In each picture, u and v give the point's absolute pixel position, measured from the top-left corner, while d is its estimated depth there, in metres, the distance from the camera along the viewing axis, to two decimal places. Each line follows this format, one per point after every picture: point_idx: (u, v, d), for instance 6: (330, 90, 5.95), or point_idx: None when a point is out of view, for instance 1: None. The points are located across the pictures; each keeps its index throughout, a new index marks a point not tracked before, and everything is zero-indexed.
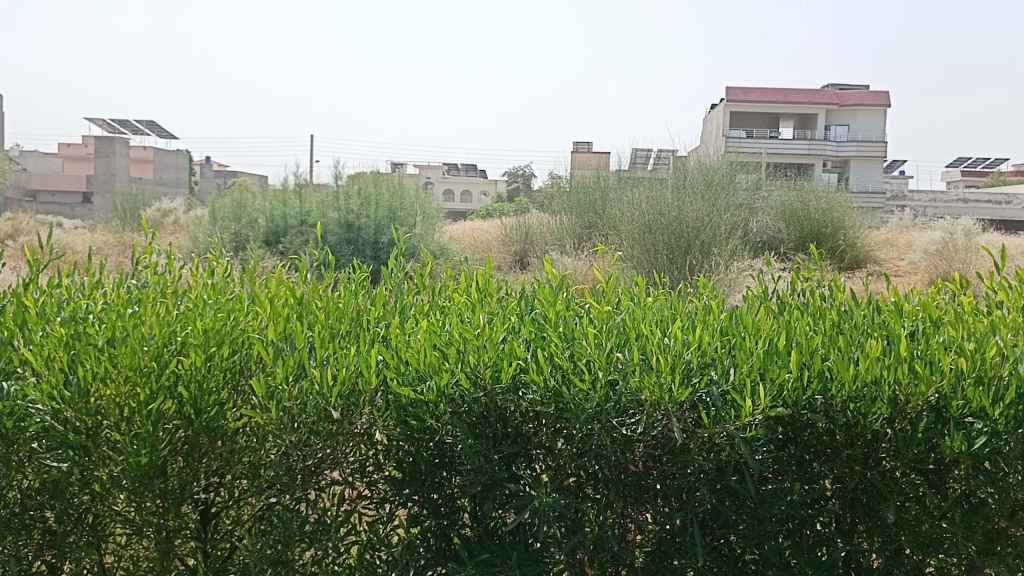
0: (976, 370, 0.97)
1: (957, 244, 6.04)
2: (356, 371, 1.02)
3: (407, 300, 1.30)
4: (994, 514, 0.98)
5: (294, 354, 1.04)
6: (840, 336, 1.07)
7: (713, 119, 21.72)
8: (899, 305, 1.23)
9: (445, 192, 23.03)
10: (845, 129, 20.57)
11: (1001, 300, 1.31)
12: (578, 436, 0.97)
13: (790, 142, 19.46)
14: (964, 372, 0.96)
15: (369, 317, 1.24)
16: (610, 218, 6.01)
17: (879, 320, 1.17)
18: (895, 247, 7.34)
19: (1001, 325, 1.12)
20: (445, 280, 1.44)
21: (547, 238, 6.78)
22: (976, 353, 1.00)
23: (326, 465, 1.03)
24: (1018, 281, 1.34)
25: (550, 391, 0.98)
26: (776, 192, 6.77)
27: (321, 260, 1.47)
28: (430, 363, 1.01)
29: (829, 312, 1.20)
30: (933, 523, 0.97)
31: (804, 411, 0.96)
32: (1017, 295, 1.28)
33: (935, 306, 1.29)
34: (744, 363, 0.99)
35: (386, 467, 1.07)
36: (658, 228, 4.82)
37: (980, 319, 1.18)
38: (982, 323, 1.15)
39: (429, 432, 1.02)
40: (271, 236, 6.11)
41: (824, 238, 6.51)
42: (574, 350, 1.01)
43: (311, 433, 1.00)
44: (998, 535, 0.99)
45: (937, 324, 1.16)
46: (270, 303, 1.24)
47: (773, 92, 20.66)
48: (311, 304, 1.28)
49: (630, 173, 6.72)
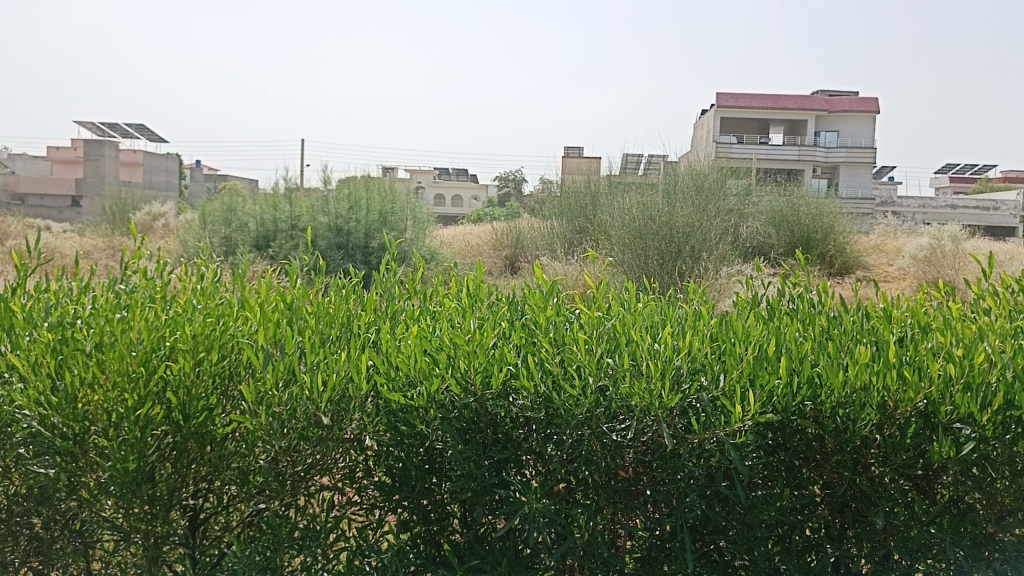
0: (965, 376, 0.96)
1: (945, 250, 6.07)
2: (346, 376, 1.02)
3: (397, 306, 1.30)
4: (982, 519, 0.98)
5: (284, 358, 1.04)
6: (828, 342, 1.07)
7: (703, 125, 21.79)
8: (887, 310, 1.24)
9: (436, 198, 23.02)
10: (834, 134, 20.85)
11: (989, 305, 1.32)
12: (569, 442, 0.97)
13: (780, 148, 19.54)
14: (952, 378, 0.96)
15: (359, 321, 1.24)
16: (601, 223, 6.02)
17: (868, 326, 1.17)
18: (884, 253, 7.37)
19: (989, 331, 1.12)
20: (435, 284, 1.43)
21: (538, 242, 6.78)
22: (965, 359, 1.00)
23: (315, 471, 1.04)
24: (1005, 287, 1.34)
25: (541, 397, 0.97)
26: (766, 198, 6.80)
27: (311, 265, 1.46)
28: (420, 370, 1.01)
29: (818, 318, 1.20)
30: (921, 529, 0.97)
31: (794, 416, 0.96)
32: (1004, 302, 1.28)
33: (923, 311, 1.29)
34: (735, 368, 0.98)
35: (376, 473, 1.07)
36: (649, 233, 4.82)
37: (968, 325, 1.19)
38: (970, 329, 1.15)
39: (419, 438, 1.02)
40: (261, 239, 6.08)
41: (812, 244, 6.54)
42: (564, 356, 1.01)
43: (301, 438, 1.00)
44: (985, 540, 0.98)
45: (926, 329, 1.16)
46: (259, 308, 1.24)
47: (762, 97, 20.73)
48: (301, 308, 1.27)
49: (620, 179, 6.72)
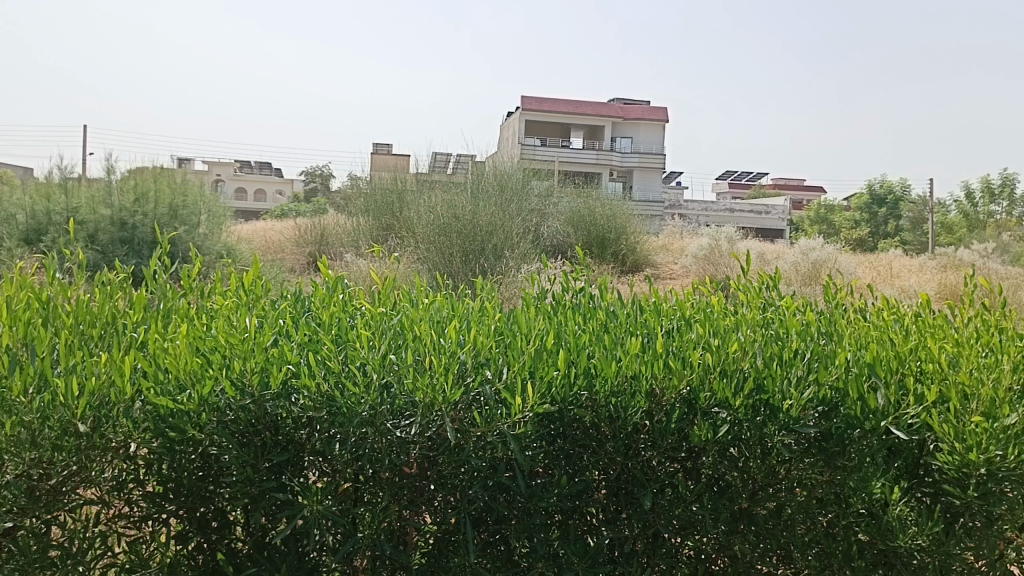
0: (721, 363, 1.05)
1: (722, 250, 6.63)
2: (108, 381, 0.95)
3: (171, 305, 1.23)
4: (739, 496, 1.05)
5: (35, 362, 0.95)
6: (604, 335, 1.12)
7: (509, 127, 22.32)
8: (658, 304, 1.32)
9: (236, 191, 21.94)
10: (628, 140, 22.08)
11: (743, 297, 1.45)
12: (351, 440, 0.95)
13: (581, 151, 20.40)
14: (711, 366, 1.05)
15: (127, 322, 1.15)
16: (406, 220, 6.01)
17: (640, 318, 1.25)
18: (670, 252, 7.90)
19: (744, 322, 1.23)
20: (215, 281, 1.36)
21: (343, 239, 6.66)
22: (723, 349, 1.09)
23: (73, 484, 0.95)
24: (758, 282, 1.48)
25: (322, 396, 0.95)
26: (566, 199, 7.08)
27: (75, 262, 1.34)
28: (192, 371, 0.96)
29: (596, 311, 1.27)
30: (686, 507, 1.04)
31: (571, 405, 1.00)
32: (755, 295, 1.42)
33: (689, 304, 1.40)
34: (517, 362, 1.01)
35: (146, 482, 1.00)
36: (452, 231, 4.85)
37: (727, 316, 1.29)
38: (728, 320, 1.26)
39: (191, 444, 0.96)
40: (31, 233, 5.52)
41: (608, 243, 6.89)
42: (347, 353, 1.00)
43: (54, 450, 0.91)
44: (741, 514, 1.07)
45: (691, 321, 1.25)
46: (9, 308, 1.12)
47: (562, 102, 21.53)
48: (59, 307, 1.16)
49: (426, 176, 6.73)
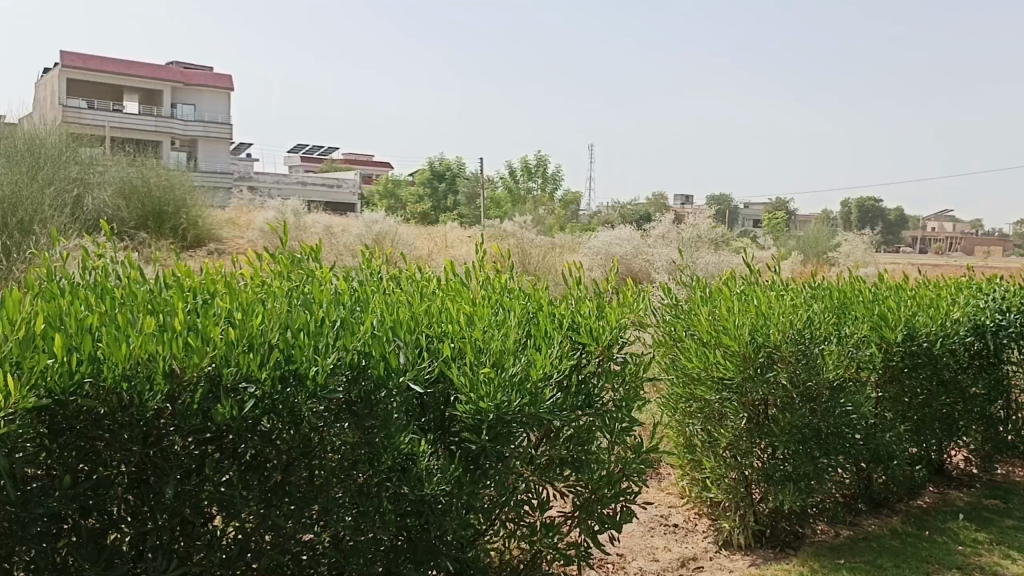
0: (213, 345, 1.39)
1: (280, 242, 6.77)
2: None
3: None
4: (218, 473, 1.37)
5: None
6: (85, 330, 1.34)
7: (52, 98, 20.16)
8: (150, 298, 1.61)
9: None
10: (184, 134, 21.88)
11: (216, 291, 1.79)
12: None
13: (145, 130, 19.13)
14: (200, 359, 1.35)
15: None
16: None
17: (129, 313, 1.51)
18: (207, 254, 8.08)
19: (222, 313, 1.57)
20: None
21: None
22: (204, 339, 1.39)
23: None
24: (228, 282, 1.86)
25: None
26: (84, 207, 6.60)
27: None
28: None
29: (82, 309, 1.50)
30: (183, 498, 1.34)
31: (59, 400, 1.22)
32: (220, 291, 1.75)
33: (172, 297, 1.70)
34: (16, 370, 1.22)
35: None
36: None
37: (203, 307, 1.60)
38: (208, 309, 1.57)
39: None
40: None
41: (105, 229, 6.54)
42: None
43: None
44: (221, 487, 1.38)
45: (174, 311, 1.55)
46: None
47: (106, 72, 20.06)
48: None
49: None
